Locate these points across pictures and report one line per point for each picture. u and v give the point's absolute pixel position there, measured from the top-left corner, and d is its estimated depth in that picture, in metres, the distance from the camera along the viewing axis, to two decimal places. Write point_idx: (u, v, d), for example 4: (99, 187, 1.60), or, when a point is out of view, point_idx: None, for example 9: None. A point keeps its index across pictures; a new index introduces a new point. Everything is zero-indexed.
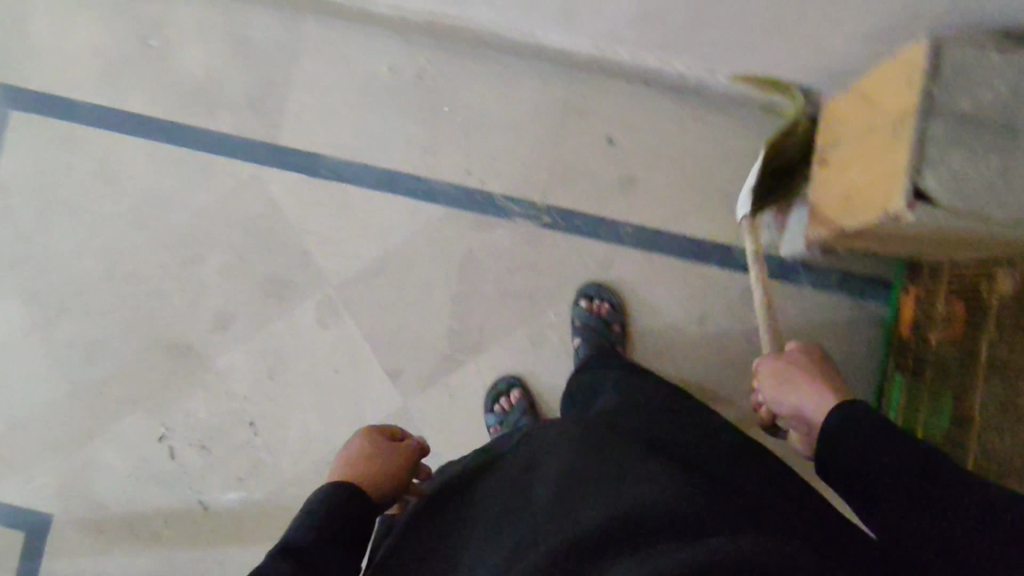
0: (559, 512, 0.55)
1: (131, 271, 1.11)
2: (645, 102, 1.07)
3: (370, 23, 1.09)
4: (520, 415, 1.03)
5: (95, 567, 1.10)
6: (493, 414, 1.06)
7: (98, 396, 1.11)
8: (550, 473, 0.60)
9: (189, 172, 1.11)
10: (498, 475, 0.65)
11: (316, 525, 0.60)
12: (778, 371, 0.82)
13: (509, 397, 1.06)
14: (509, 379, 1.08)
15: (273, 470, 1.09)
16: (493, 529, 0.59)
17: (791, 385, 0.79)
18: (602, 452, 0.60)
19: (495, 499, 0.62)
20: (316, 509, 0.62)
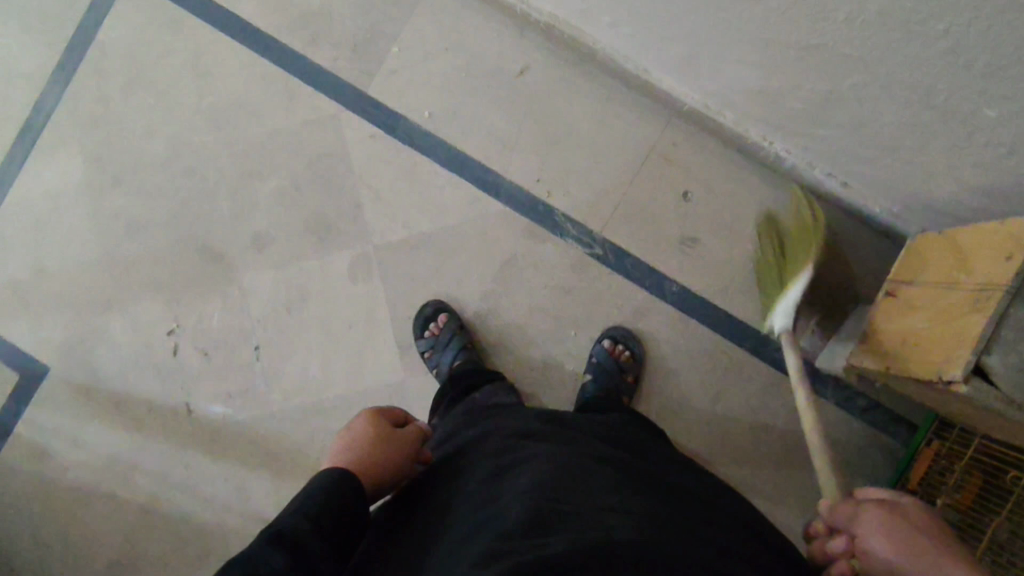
0: (530, 517, 0.54)
1: (191, 167, 1.12)
2: (733, 170, 1.05)
3: (493, 6, 1.08)
4: (449, 339, 1.05)
5: (72, 430, 1.13)
6: (422, 339, 1.06)
7: (124, 273, 1.13)
8: (516, 485, 0.59)
9: (276, 92, 1.12)
10: (478, 476, 0.64)
11: (315, 518, 0.54)
12: (869, 515, 0.60)
13: (436, 322, 1.07)
14: (435, 304, 1.08)
15: (262, 399, 1.11)
16: (463, 526, 0.57)
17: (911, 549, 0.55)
18: (580, 481, 0.59)
19: (469, 497, 0.61)
20: (319, 497, 0.56)
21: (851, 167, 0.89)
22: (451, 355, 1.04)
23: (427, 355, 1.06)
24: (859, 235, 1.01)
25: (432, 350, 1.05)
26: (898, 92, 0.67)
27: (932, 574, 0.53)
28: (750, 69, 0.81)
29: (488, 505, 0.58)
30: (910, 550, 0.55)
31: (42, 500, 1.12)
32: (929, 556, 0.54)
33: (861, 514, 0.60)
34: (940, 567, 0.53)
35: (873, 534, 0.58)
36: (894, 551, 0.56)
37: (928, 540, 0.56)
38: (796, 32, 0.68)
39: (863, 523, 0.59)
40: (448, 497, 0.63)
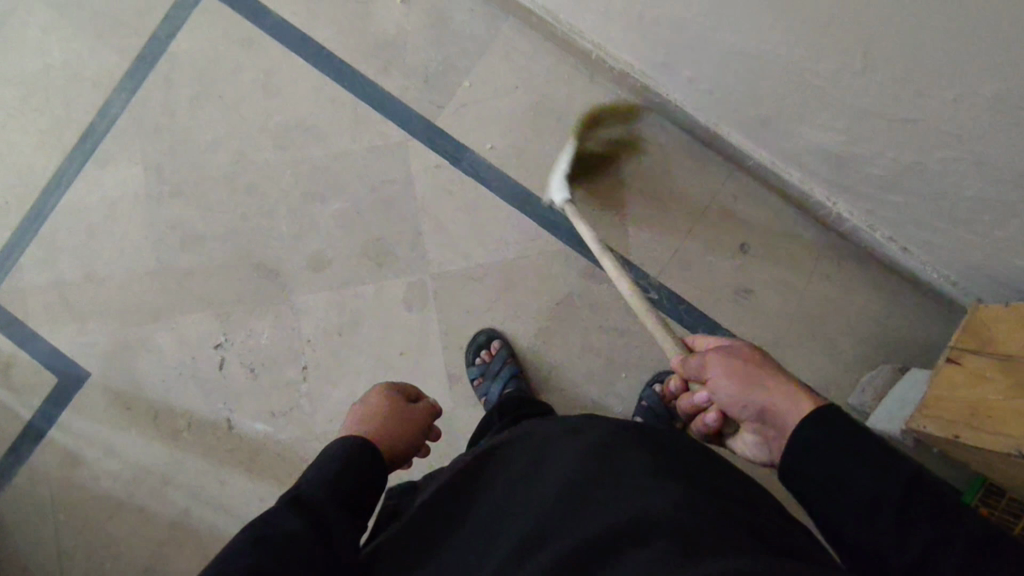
0: (591, 526, 0.53)
1: (253, 183, 1.13)
2: (790, 225, 1.07)
3: (565, 49, 1.11)
4: (501, 366, 1.04)
5: (107, 439, 1.11)
6: (474, 366, 1.07)
7: (176, 283, 1.13)
8: (553, 472, 0.59)
9: (344, 116, 1.13)
10: (513, 476, 0.62)
11: (330, 480, 0.61)
12: (708, 363, 0.67)
13: (489, 349, 1.07)
14: (488, 331, 1.09)
15: (307, 420, 1.10)
16: (507, 514, 0.58)
17: (740, 381, 0.63)
18: (619, 466, 0.57)
19: (511, 492, 0.60)
20: (333, 461, 0.63)
21: (916, 233, 0.91)
22: (501, 381, 1.04)
23: (477, 381, 1.05)
24: (911, 298, 1.04)
25: (483, 377, 1.05)
26: (991, 170, 0.69)
27: (758, 394, 0.61)
28: (832, 134, 0.83)
29: (540, 506, 0.57)
30: (739, 382, 0.63)
31: (69, 509, 1.10)
32: (767, 381, 0.61)
33: (701, 363, 0.68)
34: (762, 387, 0.61)
35: (712, 376, 0.66)
36: (729, 386, 0.63)
37: (753, 364, 0.63)
38: (897, 104, 0.71)
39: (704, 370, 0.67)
40: (482, 494, 0.63)
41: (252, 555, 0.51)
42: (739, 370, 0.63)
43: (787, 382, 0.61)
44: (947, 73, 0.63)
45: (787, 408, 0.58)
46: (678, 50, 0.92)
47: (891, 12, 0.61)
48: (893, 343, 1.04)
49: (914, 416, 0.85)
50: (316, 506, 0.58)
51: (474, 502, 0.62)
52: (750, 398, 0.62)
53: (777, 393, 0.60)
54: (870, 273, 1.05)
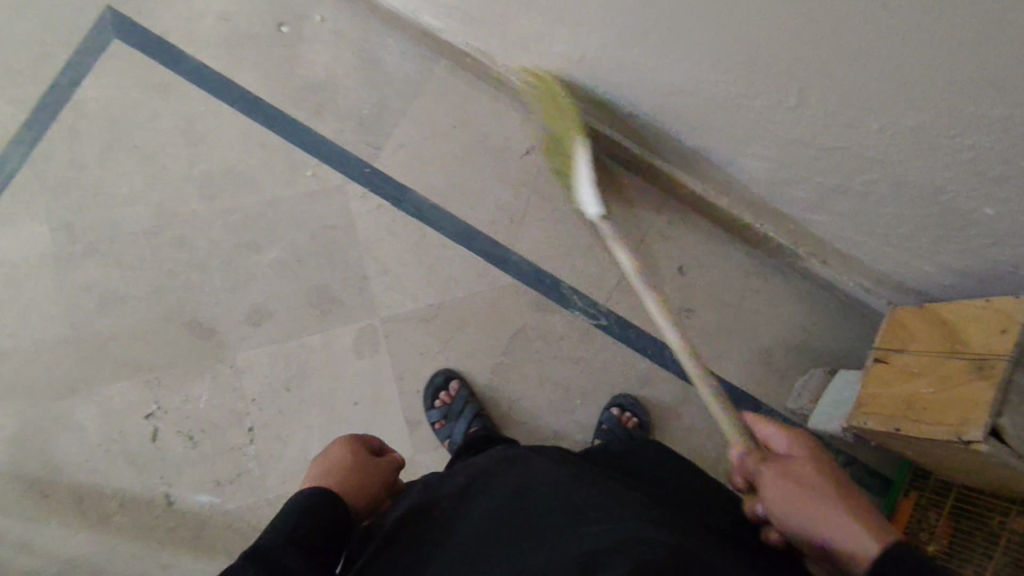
0: (562, 546, 0.51)
1: (179, 237, 1.06)
2: (722, 246, 1.14)
3: (498, 87, 1.13)
4: (464, 405, 1.03)
5: (23, 533, 0.99)
6: (434, 410, 1.04)
7: (95, 351, 1.03)
8: (540, 499, 0.59)
9: (276, 162, 1.10)
10: (486, 510, 0.60)
11: (293, 528, 0.56)
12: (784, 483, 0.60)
13: (448, 390, 1.05)
14: (444, 372, 1.07)
15: (257, 484, 1.03)
16: (484, 542, 0.56)
17: (812, 512, 0.57)
18: (599, 497, 0.57)
19: (487, 521, 0.59)
20: (295, 509, 0.58)
21: (836, 247, 1.00)
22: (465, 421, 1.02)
23: (440, 425, 1.03)
24: (831, 304, 1.13)
25: (446, 419, 1.03)
26: (906, 188, 0.78)
27: (823, 530, 0.55)
28: (762, 162, 0.91)
29: (519, 540, 0.55)
30: (811, 516, 0.56)
31: None
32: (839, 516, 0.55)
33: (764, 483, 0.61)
34: (829, 518, 0.55)
35: (777, 498, 0.59)
36: (794, 514, 0.58)
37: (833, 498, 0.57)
38: (823, 135, 0.78)
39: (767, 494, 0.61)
40: (453, 533, 0.60)
41: None
42: (819, 499, 0.57)
43: (857, 520, 0.54)
44: (868, 107, 0.70)
45: (850, 545, 0.53)
46: (614, 87, 0.97)
47: (816, 53, 0.68)
48: (820, 349, 1.13)
49: (854, 414, 0.93)
50: (277, 557, 0.53)
51: (438, 544, 0.59)
52: (817, 531, 0.56)
53: (846, 533, 0.54)
54: (795, 285, 1.14)
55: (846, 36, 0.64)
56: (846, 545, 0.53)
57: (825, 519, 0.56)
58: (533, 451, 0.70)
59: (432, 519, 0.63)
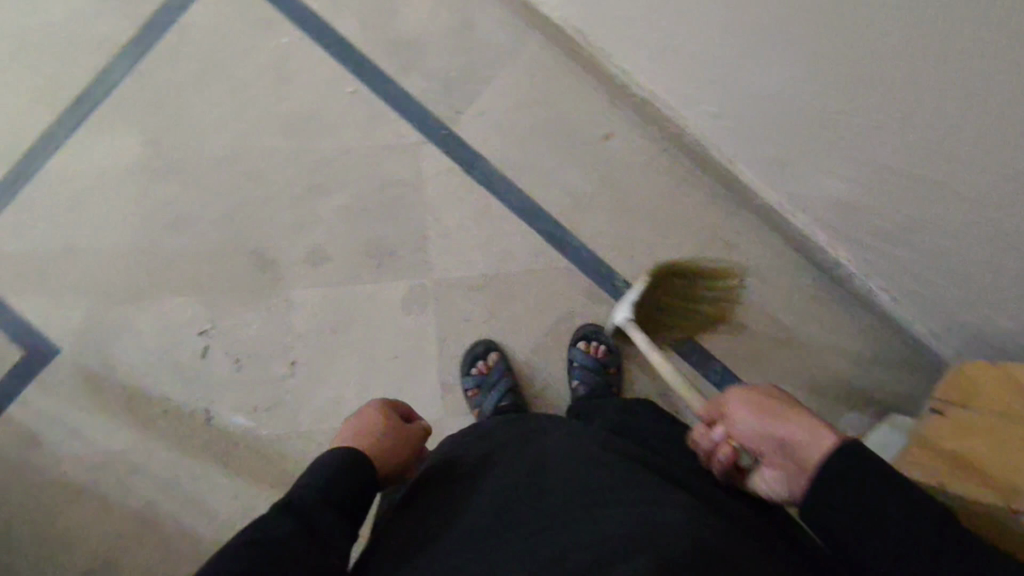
0: (587, 536, 0.51)
1: (256, 169, 1.10)
2: (789, 265, 1.10)
3: (586, 69, 1.12)
4: (500, 377, 1.04)
5: (74, 420, 1.05)
6: (470, 376, 1.05)
7: (163, 264, 1.08)
8: (560, 477, 0.59)
9: (358, 110, 1.12)
10: (507, 480, 0.61)
11: (326, 486, 0.58)
12: (741, 403, 0.66)
13: (486, 361, 1.06)
14: (485, 342, 1.08)
15: (290, 417, 1.06)
16: (504, 511, 0.57)
17: (774, 416, 0.63)
18: (620, 481, 0.57)
19: (508, 491, 0.60)
20: (325, 470, 0.59)
21: (910, 285, 0.96)
22: (498, 395, 1.03)
23: (473, 392, 1.04)
24: (893, 344, 1.08)
25: (479, 387, 1.04)
26: (1001, 236, 0.73)
27: (787, 430, 0.61)
28: (848, 185, 0.87)
29: (540, 519, 0.55)
30: (774, 418, 0.63)
31: (21, 493, 1.04)
32: (796, 420, 0.61)
33: (728, 400, 0.68)
34: (787, 422, 0.62)
35: (739, 414, 0.66)
36: (760, 420, 0.64)
37: (792, 406, 0.63)
38: (919, 165, 0.74)
39: (732, 407, 0.67)
40: (473, 499, 0.60)
41: (242, 559, 0.49)
42: (779, 407, 0.64)
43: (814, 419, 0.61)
44: (974, 142, 0.66)
45: (812, 438, 0.59)
46: (706, 85, 0.94)
47: (929, 73, 0.64)
48: (874, 389, 1.08)
49: (903, 461, 0.90)
50: (311, 510, 0.55)
51: (459, 509, 0.60)
52: (783, 430, 0.61)
53: (804, 427, 0.60)
54: (859, 319, 1.09)
55: (971, 63, 0.60)
56: (805, 435, 0.59)
57: (790, 420, 0.62)
58: (558, 427, 0.69)
59: (456, 483, 0.64)
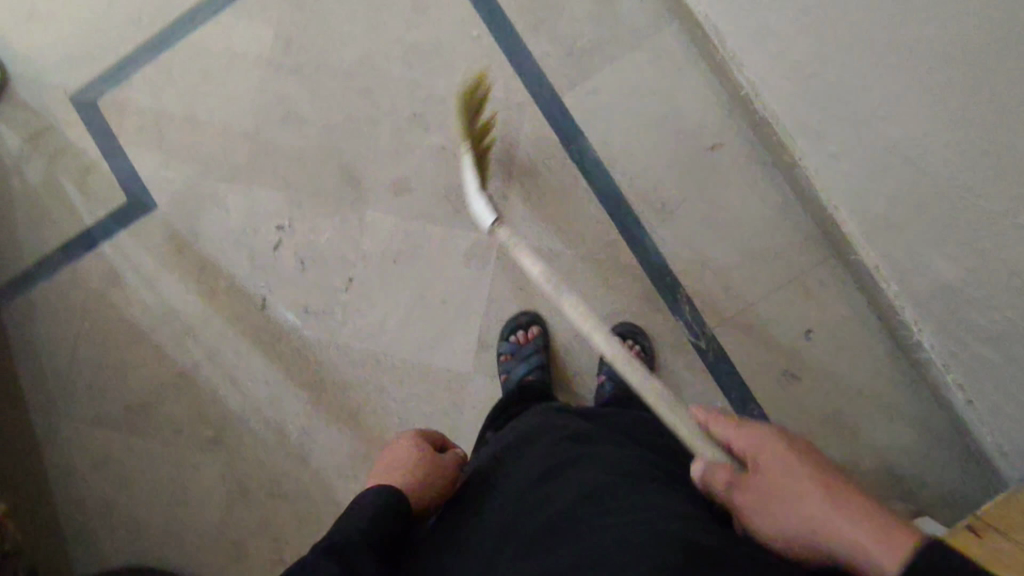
0: (593, 540, 0.48)
1: (368, 88, 1.14)
2: (864, 331, 1.03)
3: (714, 73, 1.07)
4: (533, 351, 1.04)
5: (153, 271, 1.15)
6: (506, 342, 1.07)
7: (263, 154, 1.15)
8: (563, 462, 0.61)
9: (478, 57, 1.12)
10: (517, 472, 0.63)
11: (365, 528, 0.55)
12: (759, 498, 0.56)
13: (526, 332, 1.07)
14: (531, 315, 1.08)
15: (335, 327, 1.12)
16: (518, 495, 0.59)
17: (822, 521, 0.50)
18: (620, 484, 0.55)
19: (516, 478, 0.62)
20: (363, 511, 0.57)
21: (991, 390, 0.88)
22: (527, 365, 1.03)
23: (505, 358, 1.05)
24: (952, 447, 1.00)
25: (512, 355, 1.05)
26: None
27: (843, 545, 0.48)
28: (952, 265, 0.80)
29: (548, 509, 0.55)
30: (823, 525, 0.50)
31: (96, 322, 1.16)
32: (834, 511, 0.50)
33: (760, 494, 0.56)
34: (842, 532, 0.49)
35: (780, 518, 0.53)
36: (803, 524, 0.52)
37: (849, 507, 0.50)
38: None
39: (770, 505, 0.55)
40: (490, 513, 0.60)
41: None
42: (826, 505, 0.51)
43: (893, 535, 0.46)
44: None
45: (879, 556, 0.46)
46: (834, 120, 0.88)
47: None
48: (917, 485, 1.00)
49: None
50: (350, 551, 0.52)
51: (477, 530, 0.59)
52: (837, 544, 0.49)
53: (869, 545, 0.46)
54: (923, 409, 1.01)
55: None
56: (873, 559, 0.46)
57: (850, 530, 0.48)
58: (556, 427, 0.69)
59: (475, 502, 0.64)
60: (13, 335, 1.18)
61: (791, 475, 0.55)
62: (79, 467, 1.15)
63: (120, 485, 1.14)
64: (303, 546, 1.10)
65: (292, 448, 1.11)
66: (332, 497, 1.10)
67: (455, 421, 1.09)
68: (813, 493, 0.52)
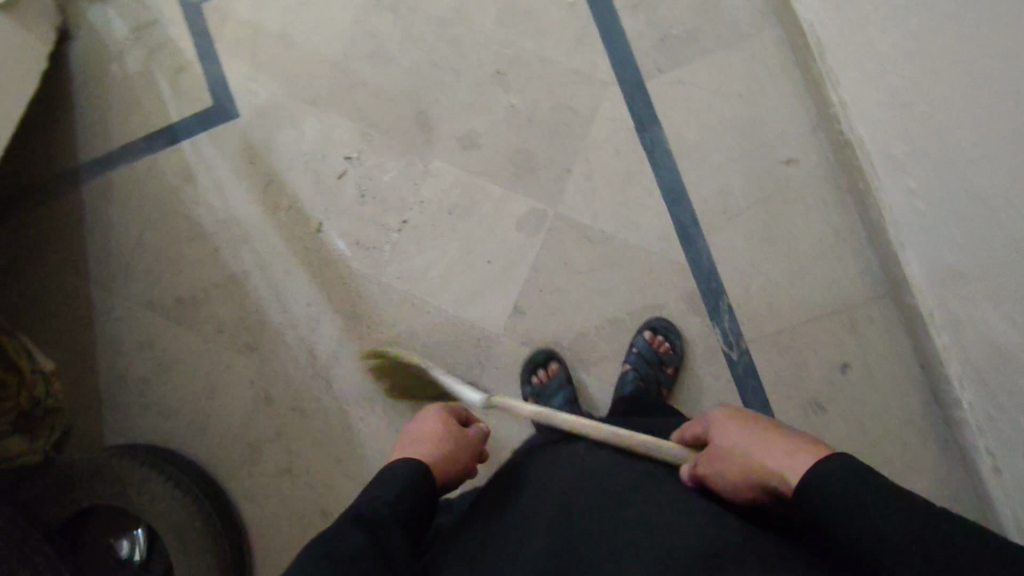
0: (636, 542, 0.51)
1: (458, 39, 1.15)
2: (903, 377, 1.00)
3: (807, 86, 1.05)
4: (557, 392, 1.04)
5: (223, 176, 1.21)
6: (528, 386, 1.07)
7: (346, 84, 1.18)
8: (591, 470, 0.64)
9: (571, 27, 1.12)
10: (544, 473, 0.66)
11: (394, 502, 0.58)
12: (707, 461, 0.60)
13: (546, 370, 1.07)
14: (547, 351, 1.08)
15: (380, 263, 1.15)
16: (545, 491, 0.62)
17: (752, 447, 0.55)
18: (649, 490, 0.58)
19: (546, 477, 0.65)
20: (388, 484, 0.60)
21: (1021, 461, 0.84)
22: (557, 405, 1.04)
23: (532, 403, 1.06)
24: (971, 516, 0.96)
25: (537, 398, 1.05)
26: None
27: (769, 459, 0.53)
28: (1008, 326, 0.77)
29: (571, 504, 0.58)
30: (751, 452, 0.55)
31: (164, 213, 1.23)
32: (764, 441, 0.55)
33: (709, 452, 0.60)
34: (767, 450, 0.53)
35: (724, 462, 0.58)
36: (740, 459, 0.56)
37: (771, 432, 0.55)
38: None
39: (717, 457, 0.59)
40: (518, 503, 0.62)
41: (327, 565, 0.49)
42: (755, 437, 0.56)
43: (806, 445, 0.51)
44: None
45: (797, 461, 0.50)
46: (919, 155, 0.85)
47: None
48: None
49: None
50: (381, 525, 0.55)
51: (503, 518, 0.61)
52: (763, 463, 0.53)
53: (789, 453, 0.51)
54: (947, 469, 0.97)
55: None
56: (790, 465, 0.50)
57: (770, 449, 0.53)
58: (577, 445, 0.73)
59: (501, 492, 0.66)
60: (88, 209, 1.26)
61: (727, 425, 0.60)
62: (124, 344, 1.23)
63: (158, 369, 1.21)
64: (311, 462, 1.15)
65: (319, 369, 1.16)
66: (347, 423, 1.15)
67: (477, 378, 1.11)
68: (742, 430, 0.58)
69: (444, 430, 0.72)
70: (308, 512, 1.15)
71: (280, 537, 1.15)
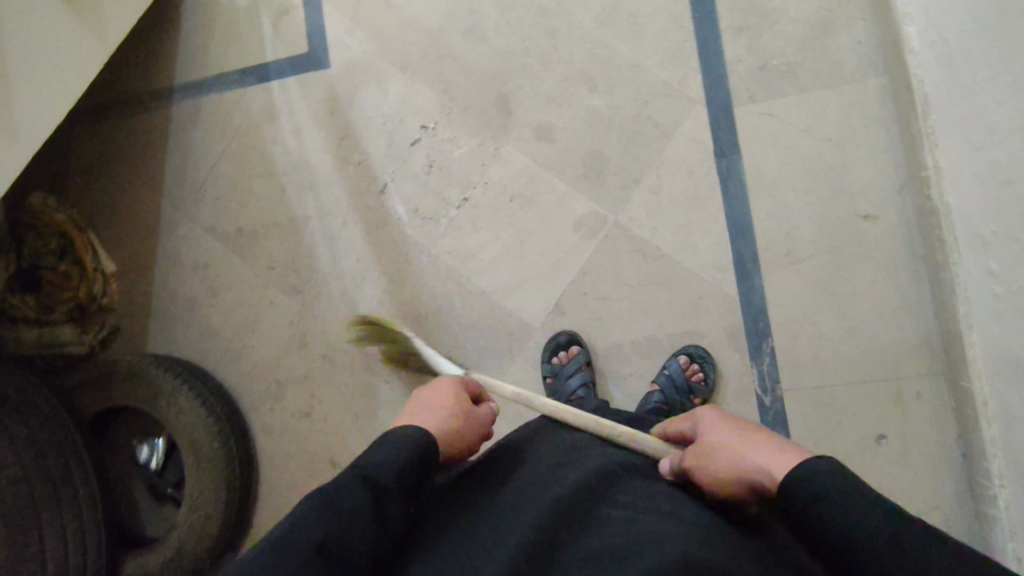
0: (626, 541, 0.51)
1: (554, 31, 1.14)
2: (941, 461, 0.96)
3: (903, 144, 1.00)
4: (575, 375, 1.04)
5: (303, 121, 1.24)
6: (548, 364, 1.08)
7: (435, 55, 1.19)
8: (586, 465, 0.63)
9: (670, 38, 1.10)
10: (537, 464, 0.66)
11: (406, 462, 0.58)
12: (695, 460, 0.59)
13: (567, 352, 1.07)
14: (569, 333, 1.08)
15: (435, 235, 1.17)
16: (536, 479, 0.62)
17: (740, 441, 0.55)
18: (643, 500, 0.57)
19: (536, 468, 0.65)
20: (402, 448, 0.59)
21: None
22: (572, 386, 1.04)
23: (552, 381, 1.07)
24: None
25: (556, 378, 1.06)
26: None
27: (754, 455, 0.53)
28: None
29: (562, 489, 0.58)
30: (743, 445, 0.54)
31: (242, 146, 1.27)
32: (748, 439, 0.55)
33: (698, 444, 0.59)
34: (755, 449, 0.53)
35: (708, 453, 0.57)
36: (730, 452, 0.55)
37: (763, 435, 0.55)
38: None
39: (705, 448, 0.58)
40: (511, 489, 0.62)
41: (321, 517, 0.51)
42: (746, 439, 0.55)
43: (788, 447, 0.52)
44: None
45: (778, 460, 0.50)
46: (1005, 237, 0.80)
47: None
48: None
49: None
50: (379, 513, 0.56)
51: (495, 501, 0.60)
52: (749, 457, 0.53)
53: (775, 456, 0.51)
54: None
55: None
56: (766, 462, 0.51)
57: (760, 449, 0.53)
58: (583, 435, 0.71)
59: (499, 469, 0.66)
60: (173, 130, 1.31)
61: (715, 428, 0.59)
62: (181, 263, 1.28)
63: (206, 292, 1.26)
64: (330, 411, 1.18)
65: None
66: (371, 383, 1.17)
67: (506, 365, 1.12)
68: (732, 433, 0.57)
69: (457, 404, 0.72)
70: (318, 457, 1.18)
71: (287, 476, 1.19)
